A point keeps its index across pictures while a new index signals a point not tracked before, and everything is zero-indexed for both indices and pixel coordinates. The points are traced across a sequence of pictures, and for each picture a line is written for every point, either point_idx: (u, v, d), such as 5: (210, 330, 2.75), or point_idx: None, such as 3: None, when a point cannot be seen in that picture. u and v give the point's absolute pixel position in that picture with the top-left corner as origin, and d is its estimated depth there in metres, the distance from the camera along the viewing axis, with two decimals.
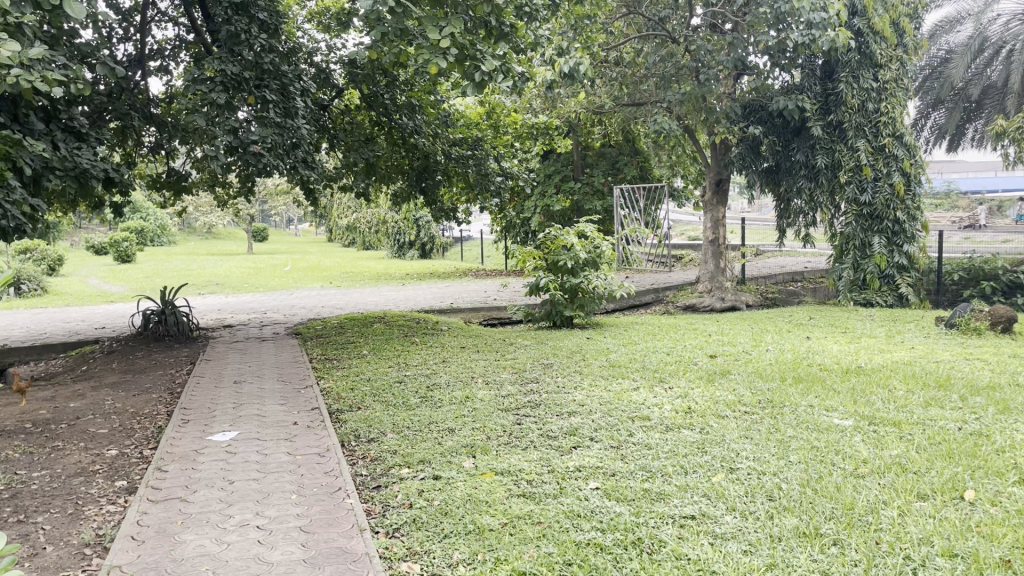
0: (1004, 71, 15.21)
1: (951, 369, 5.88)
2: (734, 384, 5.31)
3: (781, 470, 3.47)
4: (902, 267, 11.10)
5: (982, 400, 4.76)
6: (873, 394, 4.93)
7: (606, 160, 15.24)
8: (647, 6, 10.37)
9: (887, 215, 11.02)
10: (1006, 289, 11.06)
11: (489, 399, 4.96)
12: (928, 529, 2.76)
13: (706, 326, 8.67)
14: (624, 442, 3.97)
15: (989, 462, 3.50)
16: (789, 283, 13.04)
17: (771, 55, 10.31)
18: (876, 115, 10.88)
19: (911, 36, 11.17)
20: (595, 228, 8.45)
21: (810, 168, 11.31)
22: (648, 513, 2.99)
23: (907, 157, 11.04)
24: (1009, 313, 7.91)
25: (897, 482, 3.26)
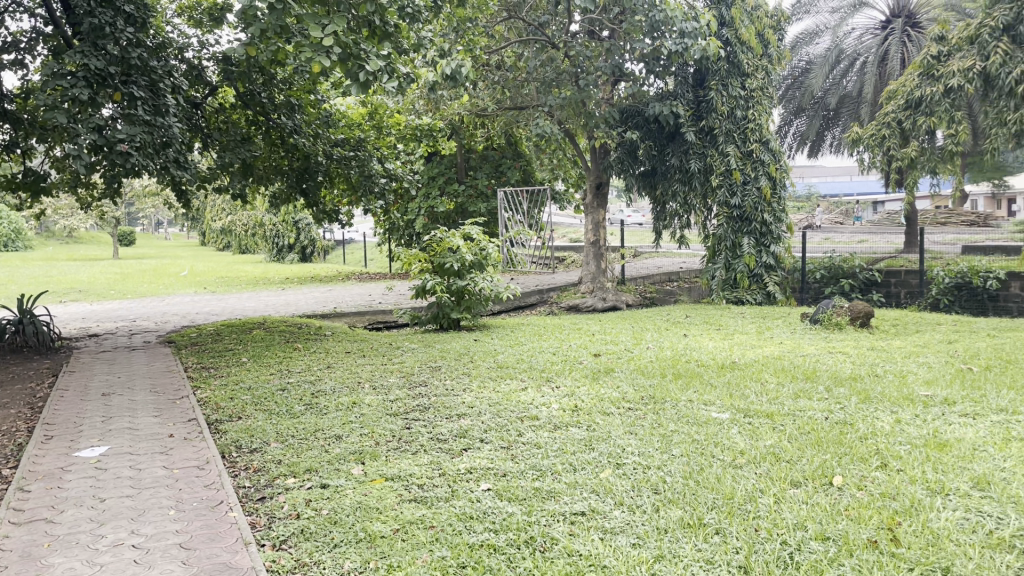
0: (858, 81, 16.45)
1: (817, 361, 6.25)
2: (617, 381, 5.45)
3: (665, 464, 3.58)
4: (769, 266, 11.69)
5: (845, 391, 5.08)
6: (747, 388, 5.18)
7: (489, 163, 15.34)
8: (527, 11, 10.43)
9: (755, 217, 11.58)
10: (863, 286, 11.86)
11: (377, 404, 4.89)
12: (803, 515, 2.91)
13: (589, 325, 8.85)
14: (513, 442, 4.00)
15: (855, 449, 3.73)
16: (665, 282, 13.47)
17: (646, 62, 10.66)
18: (743, 122, 11.44)
19: (775, 48, 11.87)
20: (481, 230, 8.49)
21: (685, 172, 11.75)
22: (539, 512, 3.02)
23: (773, 162, 11.65)
24: (867, 308, 8.45)
25: (772, 471, 3.43)
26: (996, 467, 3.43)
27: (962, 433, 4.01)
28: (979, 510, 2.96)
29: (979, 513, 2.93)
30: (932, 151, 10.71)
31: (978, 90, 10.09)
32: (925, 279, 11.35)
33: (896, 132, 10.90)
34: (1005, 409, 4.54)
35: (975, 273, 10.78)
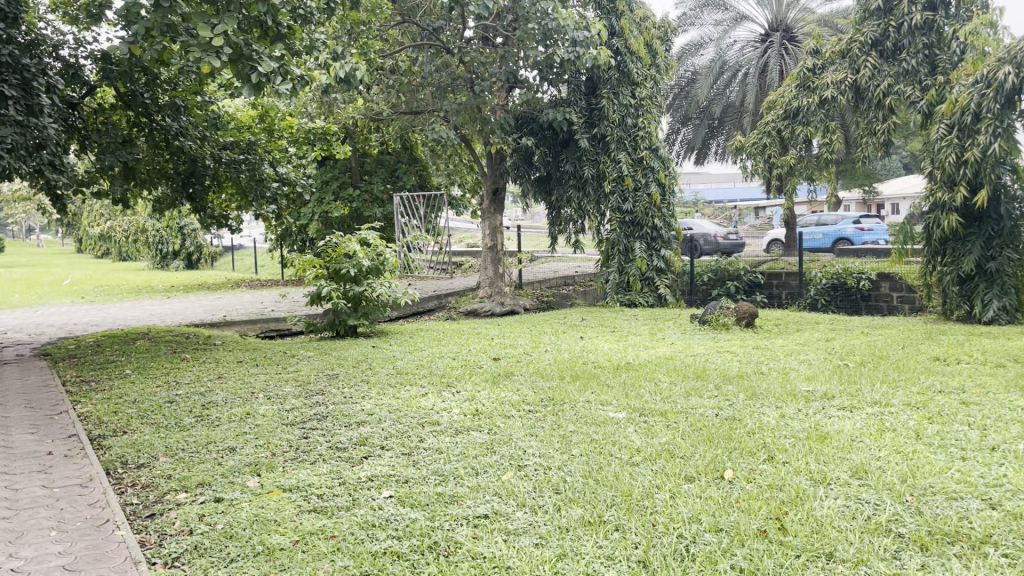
0: (740, 91, 17.23)
1: (707, 360, 6.49)
2: (517, 385, 5.50)
3: (565, 464, 3.64)
4: (660, 269, 12.09)
5: (734, 388, 5.29)
6: (642, 387, 5.32)
7: (384, 168, 15.24)
8: (421, 15, 10.39)
9: (646, 222, 11.95)
10: (747, 287, 12.39)
11: (272, 414, 4.77)
12: (697, 508, 3.02)
13: (488, 330, 8.91)
14: (415, 448, 3.98)
15: (744, 444, 3.89)
16: (561, 286, 13.70)
17: (540, 70, 10.81)
18: (634, 129, 11.76)
19: (663, 58, 12.30)
20: (377, 235, 8.41)
21: (579, 178, 12.01)
22: (442, 517, 3.02)
23: (662, 169, 12.04)
24: (751, 309, 8.81)
25: (667, 467, 3.54)
26: (872, 457, 3.65)
27: (841, 426, 4.24)
28: (859, 497, 3.13)
29: (858, 500, 3.11)
30: (808, 160, 11.28)
31: (849, 102, 10.70)
32: (804, 281, 11.95)
33: (776, 140, 11.41)
34: (879, 402, 4.84)
35: (849, 274, 11.42)
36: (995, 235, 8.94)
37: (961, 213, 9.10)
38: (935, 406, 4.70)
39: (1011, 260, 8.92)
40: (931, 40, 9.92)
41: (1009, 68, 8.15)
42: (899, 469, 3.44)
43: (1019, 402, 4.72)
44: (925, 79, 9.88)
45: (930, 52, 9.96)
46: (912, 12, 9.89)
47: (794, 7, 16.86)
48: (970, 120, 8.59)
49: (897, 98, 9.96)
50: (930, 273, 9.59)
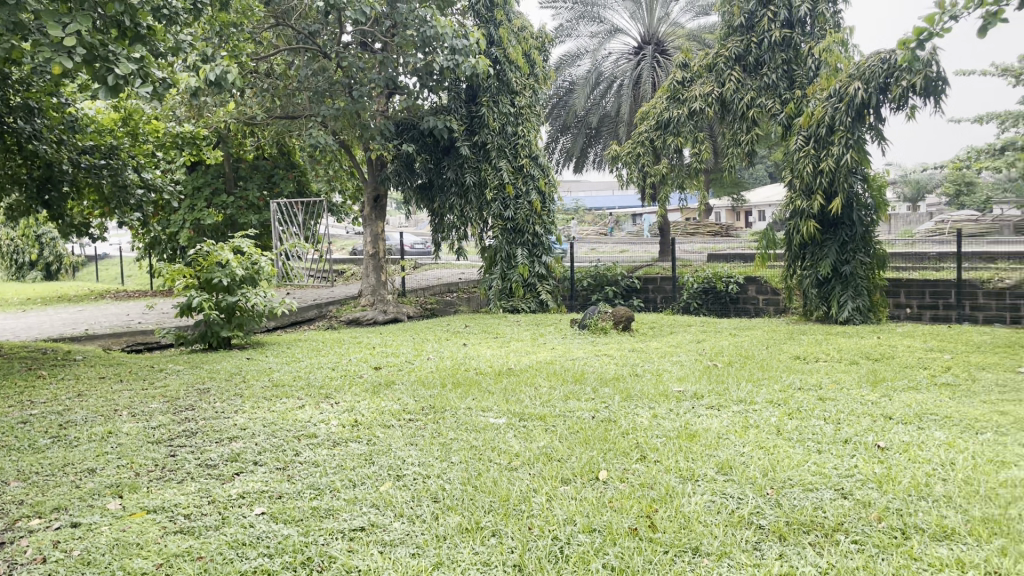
0: (616, 102, 17.75)
1: (585, 364, 6.62)
2: (397, 394, 5.43)
3: (444, 472, 3.64)
4: (541, 275, 12.30)
5: (610, 391, 5.43)
6: (522, 393, 5.37)
7: (260, 174, 14.84)
8: (296, 19, 10.18)
9: (527, 229, 12.12)
10: (624, 292, 12.74)
11: (137, 433, 4.54)
12: (571, 510, 3.08)
13: (368, 339, 8.81)
14: (290, 462, 3.88)
15: (618, 445, 3.99)
16: (445, 293, 13.67)
17: (419, 77, 10.78)
18: (514, 138, 11.93)
19: (540, 68, 12.52)
20: (251, 243, 8.17)
21: (460, 185, 11.98)
22: (316, 531, 2.96)
23: (542, 176, 12.27)
24: (628, 313, 9.08)
25: (544, 470, 3.59)
26: (736, 453, 3.82)
27: (709, 424, 4.43)
28: (724, 492, 3.28)
29: (724, 495, 3.25)
30: (680, 169, 11.72)
31: (716, 114, 11.21)
32: (677, 285, 12.40)
33: (649, 149, 11.68)
34: (744, 400, 5.09)
35: (718, 278, 11.94)
36: (848, 240, 9.56)
37: (819, 220, 9.67)
38: (795, 402, 4.97)
39: (864, 263, 9.55)
40: (789, 56, 10.55)
41: (859, 83, 8.75)
42: (760, 463, 3.63)
43: (870, 397, 5.06)
44: (784, 93, 10.49)
45: (788, 67, 10.62)
46: (771, 30, 10.49)
47: (664, 22, 17.57)
48: (825, 132, 9.17)
49: (759, 111, 10.52)
50: (791, 277, 10.14)
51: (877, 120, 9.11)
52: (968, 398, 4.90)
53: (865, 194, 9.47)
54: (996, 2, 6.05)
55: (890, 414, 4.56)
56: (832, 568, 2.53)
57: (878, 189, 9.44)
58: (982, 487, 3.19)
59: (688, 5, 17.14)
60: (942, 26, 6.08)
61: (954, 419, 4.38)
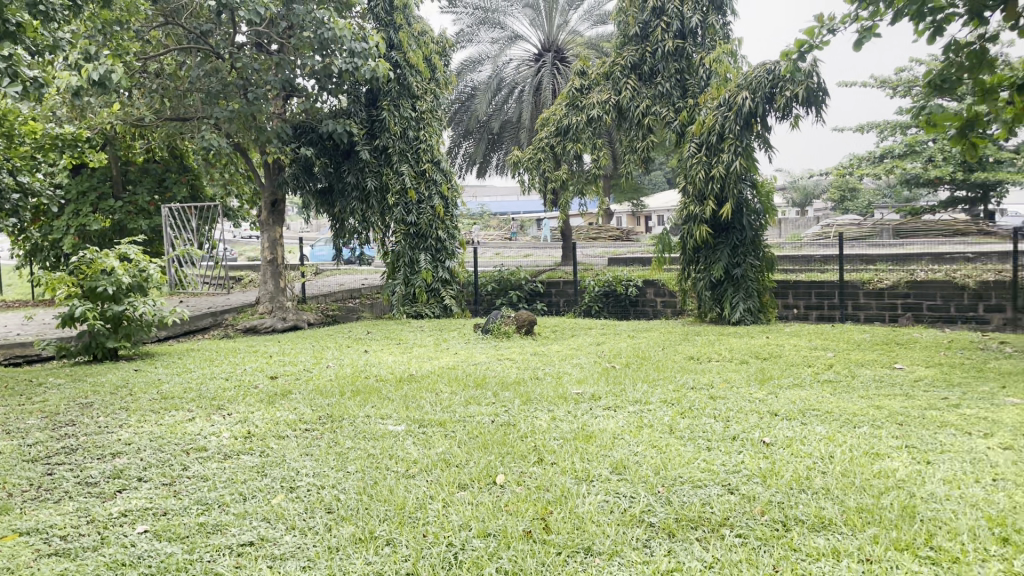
0: (517, 108, 17.91)
1: (487, 369, 6.63)
2: (294, 404, 5.31)
3: (339, 482, 3.58)
4: (444, 280, 12.26)
5: (510, 394, 5.47)
6: (422, 399, 5.34)
7: (151, 177, 14.27)
8: (187, 17, 9.83)
9: (430, 233, 12.06)
10: (528, 296, 12.85)
11: (10, 452, 4.27)
12: (466, 515, 3.08)
13: (266, 347, 8.59)
14: (177, 477, 3.74)
15: (515, 448, 4.02)
16: (347, 299, 13.45)
17: (318, 79, 10.60)
18: (416, 142, 11.85)
19: (441, 73, 12.49)
20: (139, 249, 7.86)
21: (361, 190, 11.81)
22: (202, 548, 2.86)
23: (444, 181, 12.24)
24: (530, 317, 9.15)
25: (442, 476, 3.58)
26: (630, 452, 3.91)
27: (605, 425, 4.51)
28: (617, 492, 3.34)
29: (617, 495, 3.32)
30: (579, 174, 11.89)
31: (613, 121, 11.45)
32: (579, 289, 12.58)
33: (549, 155, 11.81)
34: (640, 400, 5.21)
35: (618, 282, 12.20)
36: (739, 244, 9.92)
37: (712, 225, 10.00)
38: (687, 401, 5.12)
39: (754, 266, 9.94)
40: (681, 65, 10.91)
41: (746, 93, 9.10)
42: (653, 462, 3.72)
43: (759, 395, 5.26)
44: (677, 102, 10.83)
45: (681, 76, 10.97)
46: (664, 40, 10.80)
47: (564, 30, 17.83)
48: (715, 140, 9.50)
49: (654, 119, 10.83)
50: (686, 280, 10.45)
51: (764, 128, 9.50)
52: (847, 394, 5.16)
53: (754, 200, 9.86)
54: (869, 17, 6.41)
55: (776, 411, 4.75)
56: (717, 562, 2.61)
57: (766, 195, 9.85)
58: (857, 478, 3.36)
59: (587, 13, 17.45)
60: (821, 39, 6.39)
61: (834, 414, 4.60)
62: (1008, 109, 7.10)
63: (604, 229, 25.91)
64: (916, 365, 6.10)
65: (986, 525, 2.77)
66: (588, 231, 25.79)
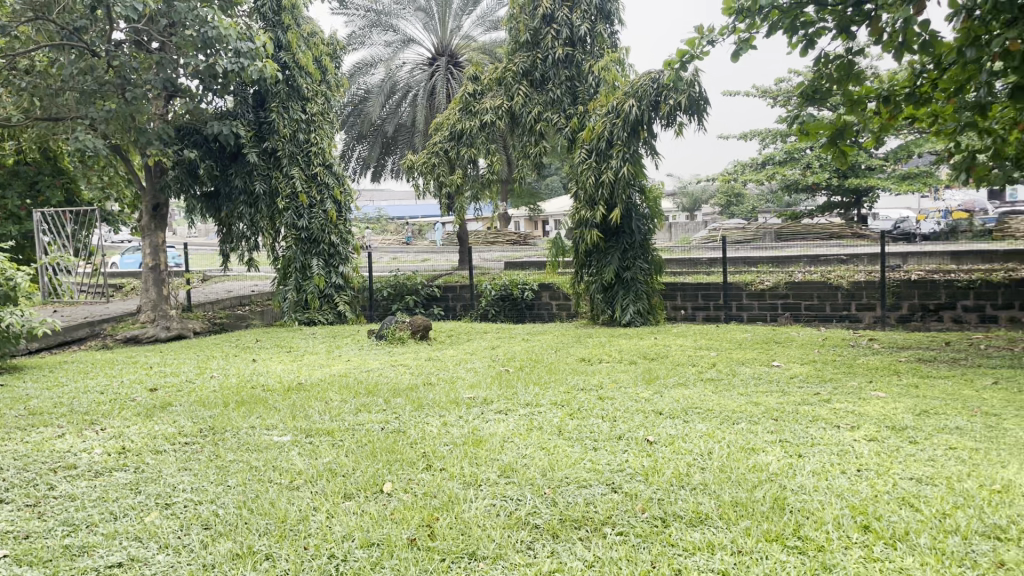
0: (411, 111, 17.79)
1: (379, 376, 6.54)
2: (174, 417, 5.10)
3: (218, 496, 3.46)
4: (338, 286, 12.05)
5: (401, 401, 5.42)
6: (310, 408, 5.22)
7: (21, 180, 13.44)
8: (58, 12, 9.31)
9: (322, 238, 11.82)
10: (424, 301, 12.77)
11: None
12: (350, 525, 3.03)
13: (147, 358, 8.22)
14: (42, 497, 3.53)
15: (404, 455, 3.97)
16: (236, 306, 13.03)
17: (202, 79, 10.24)
18: (306, 145, 11.61)
19: (332, 75, 12.27)
20: (6, 257, 7.38)
21: (249, 194, 11.51)
22: (66, 573, 2.71)
23: (337, 185, 12.03)
24: (425, 322, 9.11)
25: (327, 487, 3.51)
26: (518, 455, 3.93)
27: (495, 429, 4.53)
28: (504, 495, 3.35)
29: (503, 498, 3.33)
30: (473, 179, 11.90)
31: (506, 127, 11.53)
32: (475, 293, 12.59)
33: (443, 159, 11.67)
34: (531, 403, 5.25)
35: (514, 285, 12.28)
36: (629, 248, 10.17)
37: (602, 230, 10.19)
38: (577, 403, 5.20)
39: (643, 269, 10.21)
40: (571, 73, 11.11)
41: (633, 101, 9.34)
42: (540, 464, 3.75)
43: (645, 395, 5.38)
44: (568, 108, 11.03)
45: (572, 83, 11.16)
46: (555, 47, 10.95)
47: (457, 35, 17.84)
48: (605, 146, 9.69)
49: (546, 125, 11.01)
50: (579, 283, 10.63)
51: (651, 136, 9.77)
52: (728, 391, 5.35)
53: (642, 205, 10.17)
54: (745, 30, 6.70)
55: (661, 410, 4.88)
56: (597, 561, 2.66)
57: (654, 200, 10.13)
58: (734, 472, 3.48)
59: (480, 19, 17.54)
60: (701, 49, 6.64)
61: (715, 411, 4.76)
62: (873, 119, 7.54)
63: (502, 234, 26.07)
64: (792, 363, 6.39)
65: (849, 513, 2.91)
66: (485, 236, 25.89)
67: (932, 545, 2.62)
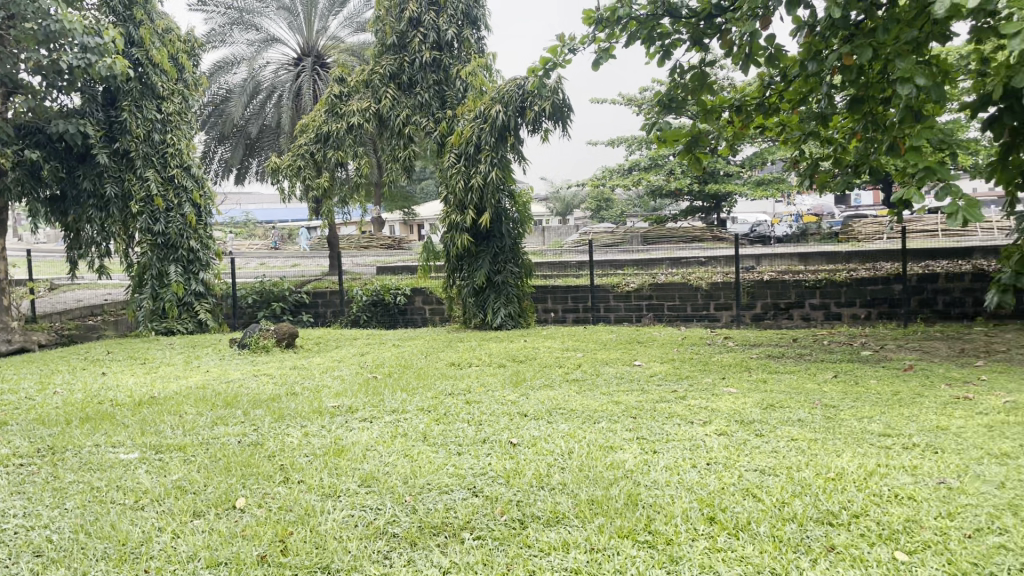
0: (276, 112, 17.29)
1: (240, 386, 6.29)
2: (7, 437, 4.73)
3: (54, 521, 3.23)
4: (198, 293, 11.56)
5: (261, 412, 5.23)
6: (162, 423, 4.96)
7: None
8: None
9: (180, 244, 11.31)
10: (291, 308, 12.41)
11: None
12: (197, 545, 2.90)
13: None
14: None
15: (260, 469, 3.84)
16: (87, 317, 12.26)
17: (45, 75, 9.58)
18: (162, 146, 11.08)
19: (190, 73, 11.74)
20: None
21: (98, 197, 10.77)
22: None
23: (196, 189, 11.52)
24: (291, 329, 8.86)
25: (175, 505, 3.34)
26: (380, 463, 3.87)
27: (357, 437, 4.44)
28: (363, 505, 3.29)
29: (363, 508, 3.27)
30: (341, 182, 11.67)
31: (374, 129, 11.38)
32: (345, 299, 12.35)
33: (309, 162, 11.44)
34: (396, 409, 5.19)
35: (386, 290, 12.12)
36: (499, 252, 10.27)
37: (472, 234, 10.22)
38: (443, 408, 5.18)
39: (513, 273, 10.32)
40: (439, 77, 11.12)
41: (499, 106, 9.44)
42: (401, 471, 3.71)
43: (511, 397, 5.43)
44: (437, 112, 11.08)
45: (439, 88, 11.17)
46: (422, 51, 10.95)
47: (323, 35, 17.48)
48: (473, 151, 9.74)
49: (414, 128, 11.03)
50: (451, 287, 10.61)
51: (518, 142, 9.91)
52: (591, 391, 5.47)
53: (511, 209, 10.28)
54: (605, 40, 6.88)
55: (525, 411, 4.94)
56: (453, 566, 2.65)
57: (523, 204, 10.27)
58: (592, 471, 3.56)
59: (347, 20, 17.26)
60: (564, 57, 6.77)
61: (578, 411, 4.86)
62: (726, 128, 7.91)
63: (374, 239, 25.76)
64: (653, 361, 6.60)
65: (697, 506, 3.03)
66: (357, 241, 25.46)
67: (770, 533, 2.77)
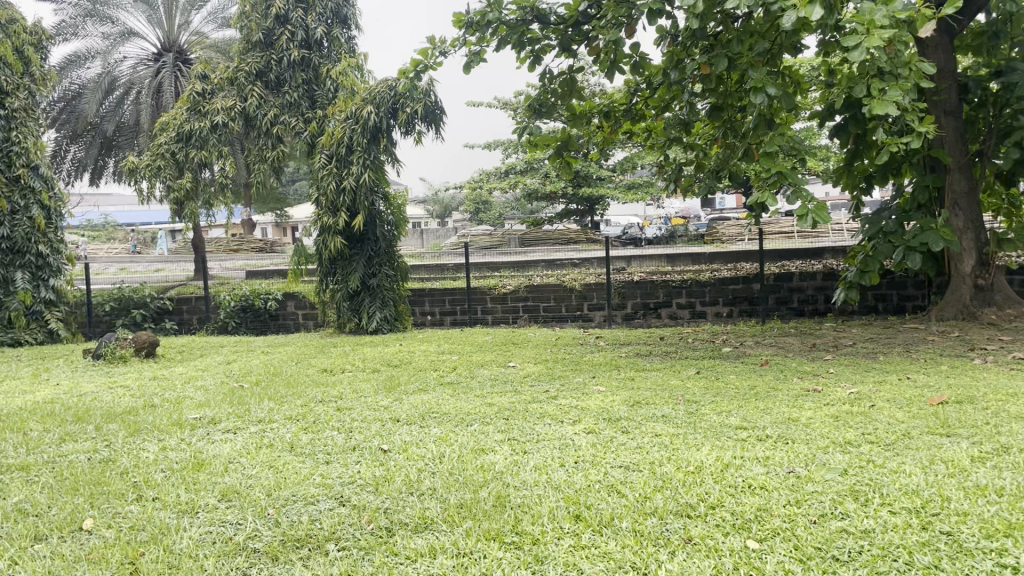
0: (134, 109, 16.43)
1: (93, 400, 5.91)
2: None
3: None
4: (49, 302, 10.81)
5: (116, 426, 4.94)
6: (3, 441, 4.60)
7: None
8: None
9: (27, 249, 10.55)
10: (154, 315, 11.80)
11: None
12: (35, 571, 2.71)
13: None
14: None
15: (111, 487, 3.62)
16: None
17: None
18: (6, 144, 10.31)
19: (37, 67, 10.96)
20: None
21: None
22: None
23: (45, 189, 10.77)
24: (151, 338, 8.40)
25: (14, 530, 3.10)
26: (243, 476, 3.73)
27: (220, 449, 4.27)
28: (222, 520, 3.16)
29: (222, 524, 3.13)
30: (206, 184, 11.20)
31: (240, 129, 10.98)
32: (212, 305, 11.84)
33: (171, 163, 10.78)
34: (263, 419, 5.02)
35: (256, 295, 11.71)
36: (374, 255, 10.15)
37: (346, 237, 10.04)
38: (313, 416, 5.05)
39: (388, 276, 10.21)
40: (309, 76, 11.03)
41: (371, 108, 9.32)
42: (265, 484, 3.58)
43: (383, 402, 5.37)
44: (306, 112, 11.16)
45: (309, 87, 11.15)
46: (290, 48, 10.77)
47: (185, 30, 16.74)
48: (345, 152, 9.57)
49: (283, 127, 11.02)
50: (324, 292, 10.34)
51: (391, 144, 9.82)
52: (465, 394, 5.46)
53: (386, 211, 10.19)
54: (476, 43, 6.90)
55: (397, 416, 4.88)
56: None
57: (398, 207, 10.19)
58: (462, 474, 3.55)
59: (211, 15, 16.62)
60: (434, 60, 6.75)
61: (450, 415, 4.85)
62: (596, 133, 8.09)
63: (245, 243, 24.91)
64: (527, 362, 6.67)
65: (563, 505, 3.08)
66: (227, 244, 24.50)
67: (632, 528, 2.84)
